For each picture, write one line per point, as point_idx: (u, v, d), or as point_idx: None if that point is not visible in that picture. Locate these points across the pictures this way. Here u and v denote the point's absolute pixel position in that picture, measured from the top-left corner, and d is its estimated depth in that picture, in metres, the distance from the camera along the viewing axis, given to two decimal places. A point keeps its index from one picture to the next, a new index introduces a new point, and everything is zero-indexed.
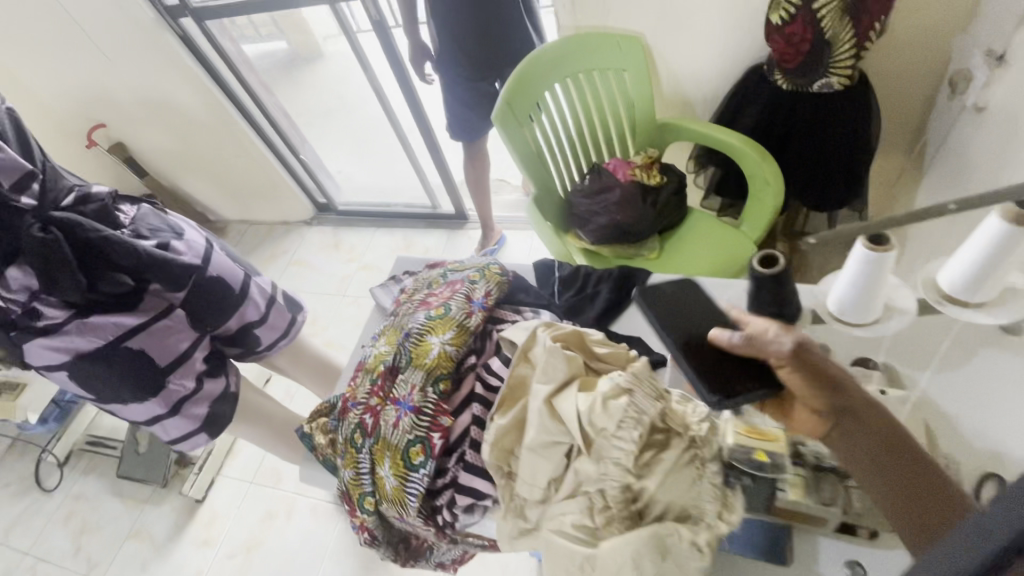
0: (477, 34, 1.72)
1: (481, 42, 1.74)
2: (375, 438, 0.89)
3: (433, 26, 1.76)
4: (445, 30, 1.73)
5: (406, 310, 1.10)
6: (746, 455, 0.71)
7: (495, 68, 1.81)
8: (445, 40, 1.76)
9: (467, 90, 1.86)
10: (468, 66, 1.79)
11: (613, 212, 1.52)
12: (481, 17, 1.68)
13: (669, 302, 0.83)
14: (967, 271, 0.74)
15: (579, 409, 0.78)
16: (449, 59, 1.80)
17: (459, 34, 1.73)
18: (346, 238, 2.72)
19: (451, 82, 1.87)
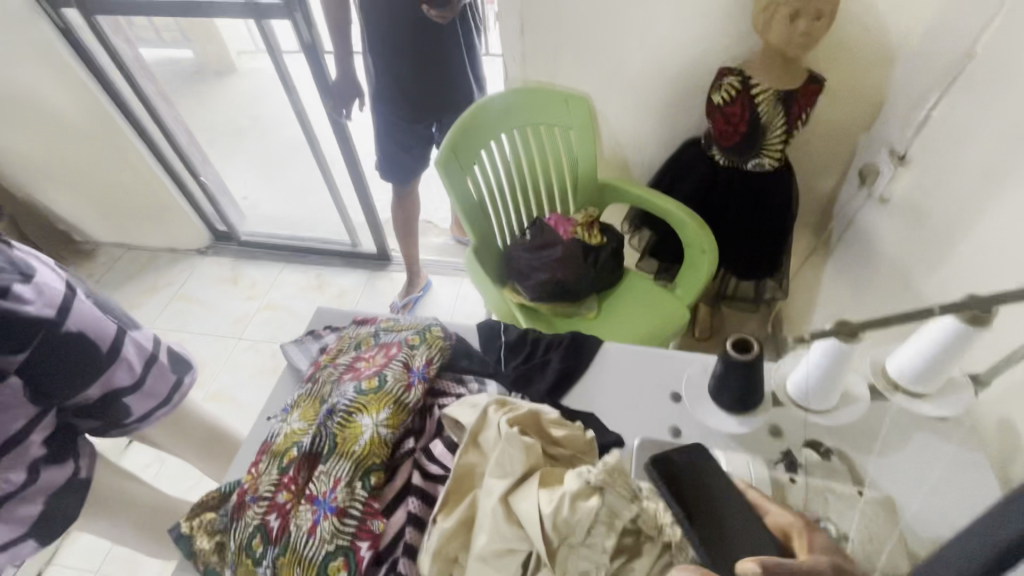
0: (418, 73, 1.63)
1: (422, 82, 1.65)
2: (281, 548, 0.70)
3: (370, 60, 1.64)
4: (381, 66, 1.62)
5: (328, 376, 0.92)
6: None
7: (433, 111, 1.73)
8: (382, 74, 1.65)
9: (403, 129, 1.75)
10: (405, 104, 1.69)
11: (553, 269, 1.47)
12: (424, 58, 1.60)
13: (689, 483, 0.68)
14: (914, 363, 0.75)
15: (542, 513, 0.66)
16: (383, 94, 1.69)
17: (397, 72, 1.63)
18: (247, 272, 2.41)
19: (386, 119, 1.75)
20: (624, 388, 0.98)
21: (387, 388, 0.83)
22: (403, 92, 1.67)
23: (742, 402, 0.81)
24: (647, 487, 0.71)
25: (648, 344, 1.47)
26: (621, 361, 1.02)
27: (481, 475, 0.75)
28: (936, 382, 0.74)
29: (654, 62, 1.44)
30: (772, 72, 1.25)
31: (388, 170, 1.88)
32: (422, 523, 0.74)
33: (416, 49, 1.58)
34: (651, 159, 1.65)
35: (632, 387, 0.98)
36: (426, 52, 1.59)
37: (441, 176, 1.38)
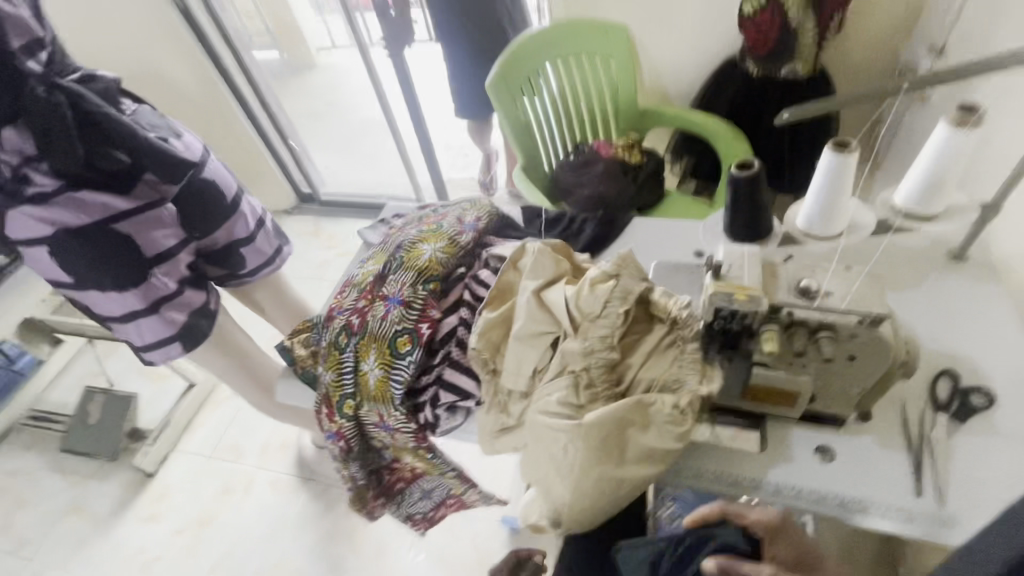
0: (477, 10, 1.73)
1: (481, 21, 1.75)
2: (361, 334, 0.89)
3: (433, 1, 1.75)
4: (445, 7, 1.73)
5: (397, 235, 1.11)
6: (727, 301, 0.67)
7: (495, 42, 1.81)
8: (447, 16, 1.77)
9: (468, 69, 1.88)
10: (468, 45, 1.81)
11: (595, 184, 1.58)
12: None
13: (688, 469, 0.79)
14: (917, 182, 0.83)
15: (567, 297, 0.80)
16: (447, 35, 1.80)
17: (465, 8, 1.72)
18: (327, 227, 2.71)
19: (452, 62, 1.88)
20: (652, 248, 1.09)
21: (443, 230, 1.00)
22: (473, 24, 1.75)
23: (755, 235, 0.89)
24: (659, 290, 0.81)
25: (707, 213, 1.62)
26: (650, 228, 1.13)
27: (519, 287, 0.90)
28: (938, 191, 0.82)
29: None
30: None
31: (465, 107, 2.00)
32: (471, 322, 0.90)
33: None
34: (692, 85, 1.73)
35: (660, 246, 1.07)
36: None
37: (491, 99, 1.56)
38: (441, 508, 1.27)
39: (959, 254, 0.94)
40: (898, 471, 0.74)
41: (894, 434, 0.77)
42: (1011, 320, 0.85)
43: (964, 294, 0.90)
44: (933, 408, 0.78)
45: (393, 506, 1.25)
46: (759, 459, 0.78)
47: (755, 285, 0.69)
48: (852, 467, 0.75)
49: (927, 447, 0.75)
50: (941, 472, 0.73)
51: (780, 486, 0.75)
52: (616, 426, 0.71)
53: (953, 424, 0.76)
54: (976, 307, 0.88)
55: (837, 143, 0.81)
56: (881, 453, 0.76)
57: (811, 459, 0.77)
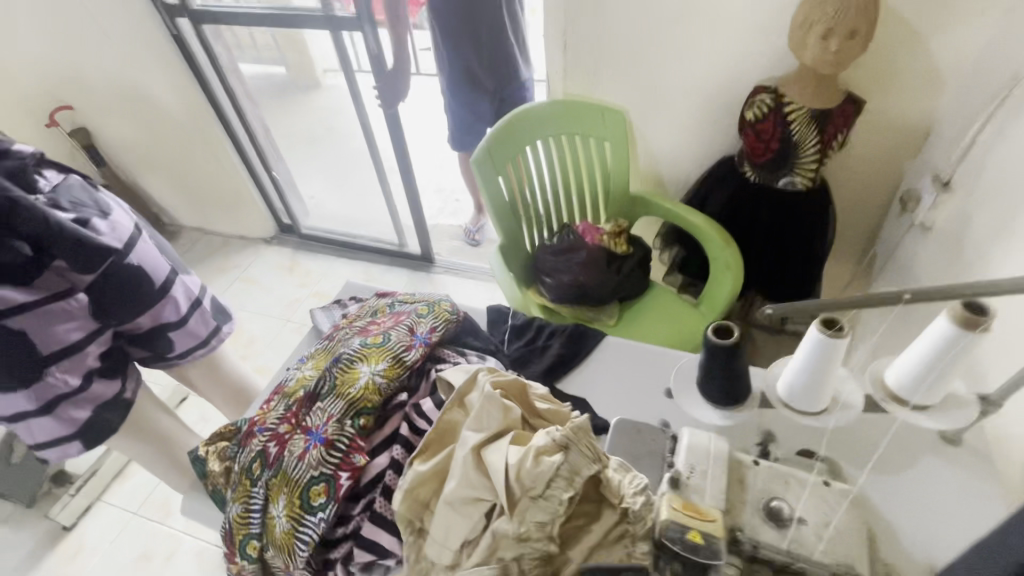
0: (472, 51, 1.76)
1: (475, 60, 1.79)
2: (274, 471, 0.78)
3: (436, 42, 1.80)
4: (447, 44, 1.76)
5: (342, 335, 1.01)
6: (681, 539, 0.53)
7: (487, 81, 1.85)
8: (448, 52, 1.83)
9: (464, 105, 1.89)
10: (464, 83, 1.84)
11: (575, 273, 1.51)
12: (482, 35, 1.74)
13: None
14: (909, 369, 0.74)
15: (508, 466, 0.69)
16: (448, 70, 1.83)
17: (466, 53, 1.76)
18: (305, 263, 2.60)
19: (452, 99, 1.90)
20: (622, 378, 0.99)
21: (393, 344, 0.91)
22: (472, 67, 1.79)
23: (729, 397, 0.80)
24: (614, 461, 0.72)
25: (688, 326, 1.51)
26: (620, 354, 1.03)
27: (460, 431, 0.80)
28: (934, 385, 0.73)
29: (692, 79, 1.48)
30: (806, 92, 1.26)
31: (461, 139, 2.01)
32: (401, 465, 0.80)
33: (475, 31, 1.73)
34: (688, 175, 1.67)
35: (627, 379, 0.99)
36: (479, 25, 1.73)
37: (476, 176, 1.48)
38: None
39: (953, 438, 0.84)
40: None
41: None
42: None
43: (956, 490, 0.81)
44: None
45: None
46: None
47: (715, 511, 0.57)
48: None
49: None
50: None
51: None
52: None
53: None
54: (967, 507, 0.79)
55: (824, 320, 0.72)
56: None
57: None
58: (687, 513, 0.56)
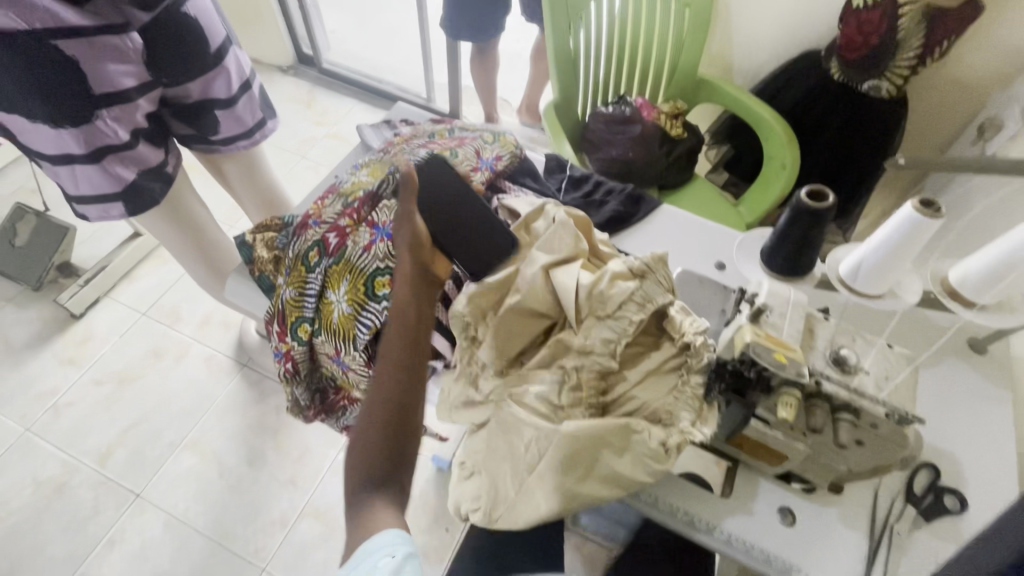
0: None
1: None
2: (336, 259, 0.79)
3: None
4: None
5: (400, 147, 0.96)
6: (763, 356, 0.60)
7: None
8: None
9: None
10: None
11: (625, 147, 1.45)
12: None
13: (647, 495, 0.74)
14: (979, 267, 0.75)
15: (580, 285, 0.71)
16: None
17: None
18: (323, 100, 2.42)
19: None
20: (676, 244, 0.99)
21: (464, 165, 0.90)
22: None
23: (792, 267, 0.82)
24: (679, 304, 0.73)
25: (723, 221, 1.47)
26: (676, 223, 1.01)
27: (525, 254, 0.80)
28: (1001, 286, 0.74)
29: None
30: None
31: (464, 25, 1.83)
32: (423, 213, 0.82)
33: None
34: (760, 67, 1.56)
35: (680, 246, 0.98)
36: None
37: (547, 22, 1.36)
38: None
39: (979, 345, 0.89)
40: (854, 552, 0.72)
41: (858, 513, 0.75)
42: (1009, 431, 0.82)
43: (975, 392, 0.85)
44: (905, 499, 0.76)
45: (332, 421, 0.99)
46: (720, 503, 0.75)
47: (795, 343, 0.61)
48: (809, 536, 0.73)
49: (887, 536, 0.73)
50: (893, 566, 0.71)
51: (733, 537, 0.72)
52: (591, 445, 0.65)
53: (918, 519, 0.74)
54: (980, 406, 0.84)
55: (922, 200, 0.71)
56: (841, 529, 0.73)
57: (771, 516, 0.74)
58: (771, 340, 0.61)
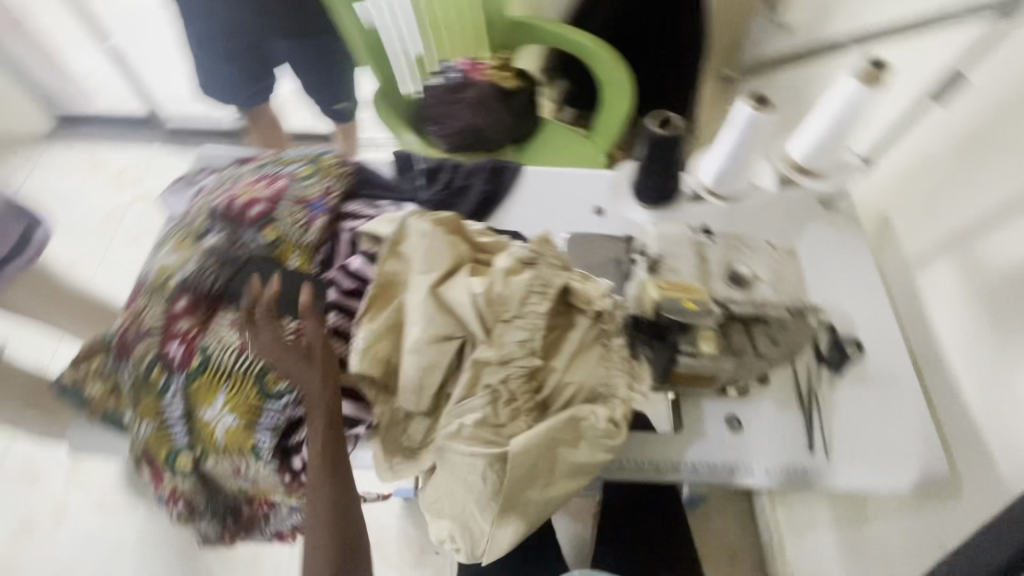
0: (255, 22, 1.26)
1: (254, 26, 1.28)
2: (195, 370, 0.67)
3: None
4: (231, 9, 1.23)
5: (208, 208, 0.81)
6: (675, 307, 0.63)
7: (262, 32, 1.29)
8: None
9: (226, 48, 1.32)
10: None
11: (468, 116, 1.39)
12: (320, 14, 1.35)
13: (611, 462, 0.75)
14: (813, 140, 0.81)
15: (475, 295, 0.65)
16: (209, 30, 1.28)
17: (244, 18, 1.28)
18: (108, 156, 1.97)
19: None
20: (552, 205, 0.96)
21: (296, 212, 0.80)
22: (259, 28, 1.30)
23: (662, 195, 0.84)
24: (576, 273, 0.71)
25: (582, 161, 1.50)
26: (544, 183, 0.98)
27: (406, 280, 0.72)
28: (831, 151, 0.82)
29: None
30: None
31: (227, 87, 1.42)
32: (264, 259, 0.77)
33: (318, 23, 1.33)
34: None
35: (555, 206, 0.96)
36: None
37: None
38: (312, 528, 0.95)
39: (829, 203, 0.98)
40: (794, 430, 0.78)
41: (787, 393, 0.81)
42: (873, 268, 0.93)
43: (839, 245, 0.95)
44: (818, 364, 0.83)
45: (260, 532, 0.87)
46: (675, 438, 0.77)
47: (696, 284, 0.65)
48: (756, 433, 0.78)
49: (815, 402, 0.80)
50: (826, 428, 0.79)
51: (698, 466, 0.76)
52: (544, 450, 0.63)
53: (834, 377, 0.82)
54: (847, 255, 0.94)
55: (754, 97, 0.74)
56: (778, 414, 0.79)
57: (720, 430, 0.78)
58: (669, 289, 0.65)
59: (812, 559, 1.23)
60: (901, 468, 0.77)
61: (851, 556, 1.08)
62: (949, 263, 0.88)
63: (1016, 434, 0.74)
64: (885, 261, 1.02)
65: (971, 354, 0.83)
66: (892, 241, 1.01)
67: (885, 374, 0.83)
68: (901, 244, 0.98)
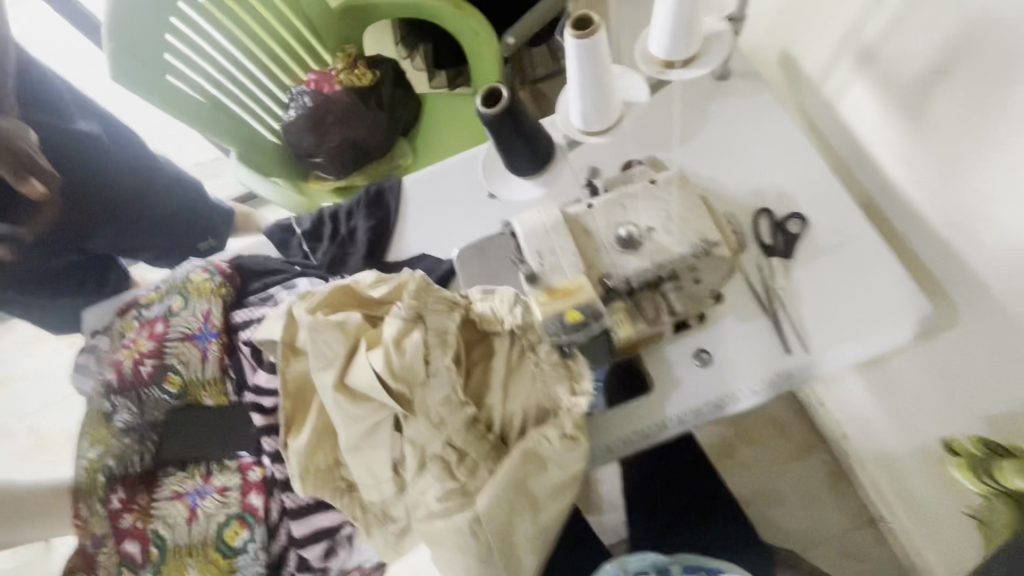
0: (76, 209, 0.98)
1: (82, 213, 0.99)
2: (161, 558, 0.69)
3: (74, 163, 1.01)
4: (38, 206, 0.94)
5: (102, 383, 0.75)
6: (561, 326, 0.51)
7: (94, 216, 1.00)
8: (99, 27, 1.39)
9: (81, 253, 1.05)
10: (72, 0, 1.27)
11: (340, 131, 1.27)
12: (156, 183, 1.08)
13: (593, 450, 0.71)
14: (668, 31, 0.69)
15: (378, 374, 0.60)
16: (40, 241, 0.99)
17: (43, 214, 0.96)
18: None
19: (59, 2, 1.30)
20: (443, 210, 0.88)
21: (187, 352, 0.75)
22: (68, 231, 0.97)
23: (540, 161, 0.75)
24: (476, 292, 0.66)
25: (477, 123, 1.39)
26: (427, 190, 0.90)
27: (314, 378, 0.67)
28: (693, 34, 0.70)
29: None
30: None
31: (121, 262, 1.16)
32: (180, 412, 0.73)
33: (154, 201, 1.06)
34: None
35: (447, 208, 0.88)
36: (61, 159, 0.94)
37: (144, 96, 1.08)
38: None
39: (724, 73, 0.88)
40: (765, 336, 0.73)
41: (747, 301, 0.75)
42: (792, 124, 0.84)
43: (748, 115, 0.86)
44: (766, 256, 0.76)
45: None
46: (651, 398, 0.73)
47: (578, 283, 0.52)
48: (728, 357, 0.73)
49: (776, 299, 0.74)
50: (797, 320, 0.73)
51: (683, 416, 0.72)
52: (513, 491, 0.60)
53: (787, 263, 0.76)
54: (760, 122, 0.85)
55: (577, 22, 0.64)
56: (744, 327, 0.74)
57: (693, 369, 0.73)
58: (556, 299, 0.51)
59: (853, 411, 1.21)
60: (895, 323, 0.71)
61: (886, 400, 1.06)
62: (868, 90, 0.79)
63: (996, 243, 0.69)
64: (805, 105, 0.92)
65: (920, 177, 0.77)
66: (805, 84, 0.91)
67: (837, 236, 0.76)
68: (815, 85, 0.89)
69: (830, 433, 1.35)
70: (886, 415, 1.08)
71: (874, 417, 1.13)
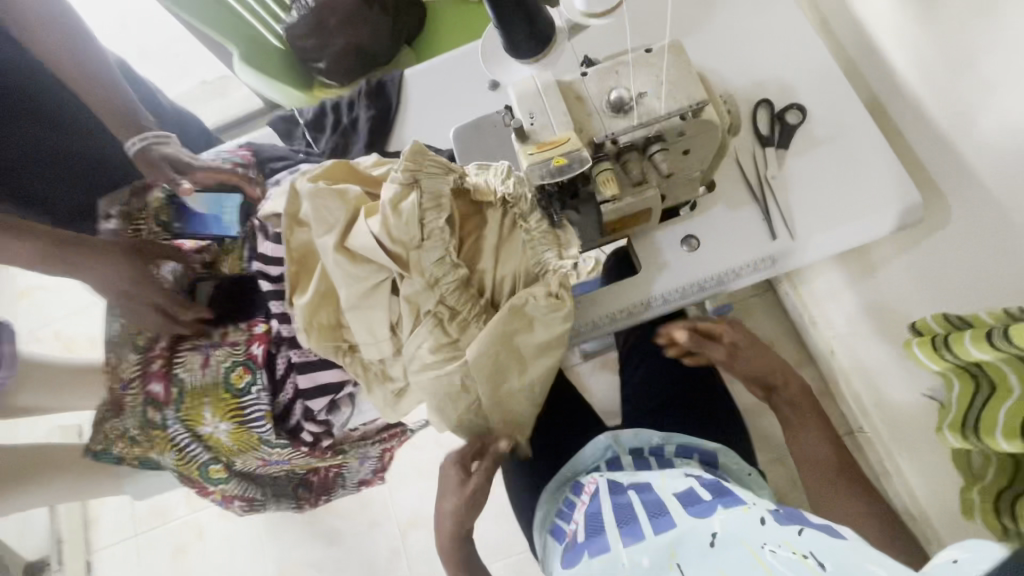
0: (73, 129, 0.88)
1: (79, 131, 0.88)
2: (179, 398, 0.74)
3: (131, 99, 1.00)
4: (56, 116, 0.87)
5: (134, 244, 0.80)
6: (547, 172, 0.56)
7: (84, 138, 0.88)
8: None
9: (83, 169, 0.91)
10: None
11: (344, 35, 1.26)
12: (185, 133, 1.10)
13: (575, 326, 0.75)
14: None
15: (377, 236, 0.63)
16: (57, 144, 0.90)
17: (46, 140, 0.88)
18: None
19: None
20: (441, 99, 0.89)
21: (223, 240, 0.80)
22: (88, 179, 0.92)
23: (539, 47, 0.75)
24: (472, 166, 0.68)
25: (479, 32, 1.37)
26: (426, 81, 0.90)
27: (318, 246, 0.71)
28: None
29: None
30: None
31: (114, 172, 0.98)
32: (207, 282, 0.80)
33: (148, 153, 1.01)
34: None
35: (445, 99, 0.89)
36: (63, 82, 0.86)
37: None
38: (385, 468, 1.12)
39: None
40: (752, 222, 0.75)
41: (737, 192, 0.77)
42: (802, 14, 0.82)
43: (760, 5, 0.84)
44: (761, 146, 0.77)
45: (341, 487, 1.11)
46: (637, 280, 0.76)
47: (567, 134, 0.57)
48: (715, 243, 0.75)
49: (768, 188, 0.76)
50: (785, 208, 0.75)
51: (667, 296, 0.75)
52: (499, 346, 0.65)
53: (782, 154, 0.77)
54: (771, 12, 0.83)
55: None
56: (733, 215, 0.76)
57: (680, 253, 0.76)
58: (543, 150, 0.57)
59: (842, 327, 1.24)
60: (883, 212, 0.73)
61: (874, 310, 1.08)
62: None
63: (991, 131, 0.69)
64: None
65: (925, 69, 0.76)
66: None
67: (835, 126, 0.76)
68: None
69: (819, 350, 1.39)
70: (873, 327, 1.11)
71: (862, 328, 1.16)
